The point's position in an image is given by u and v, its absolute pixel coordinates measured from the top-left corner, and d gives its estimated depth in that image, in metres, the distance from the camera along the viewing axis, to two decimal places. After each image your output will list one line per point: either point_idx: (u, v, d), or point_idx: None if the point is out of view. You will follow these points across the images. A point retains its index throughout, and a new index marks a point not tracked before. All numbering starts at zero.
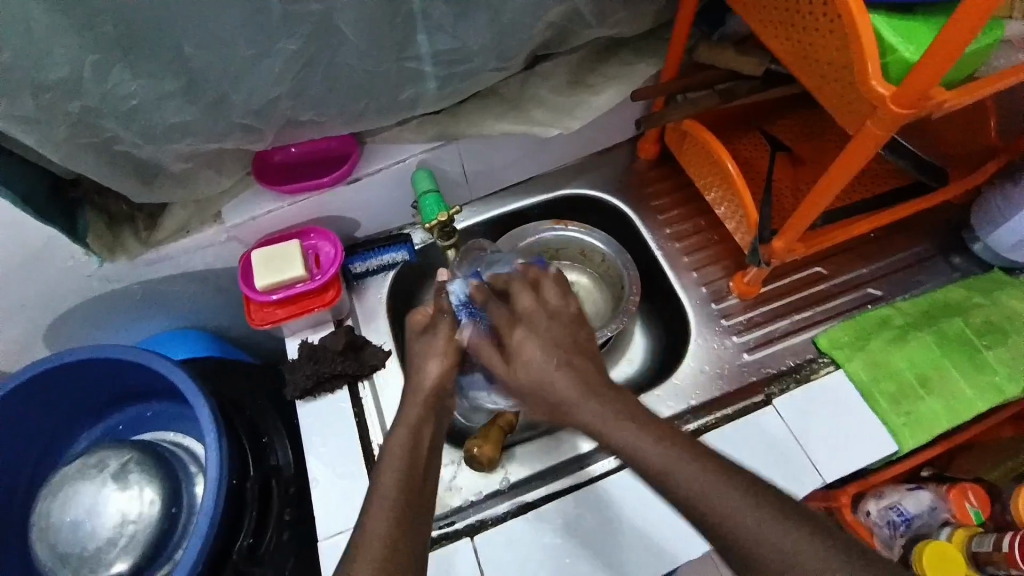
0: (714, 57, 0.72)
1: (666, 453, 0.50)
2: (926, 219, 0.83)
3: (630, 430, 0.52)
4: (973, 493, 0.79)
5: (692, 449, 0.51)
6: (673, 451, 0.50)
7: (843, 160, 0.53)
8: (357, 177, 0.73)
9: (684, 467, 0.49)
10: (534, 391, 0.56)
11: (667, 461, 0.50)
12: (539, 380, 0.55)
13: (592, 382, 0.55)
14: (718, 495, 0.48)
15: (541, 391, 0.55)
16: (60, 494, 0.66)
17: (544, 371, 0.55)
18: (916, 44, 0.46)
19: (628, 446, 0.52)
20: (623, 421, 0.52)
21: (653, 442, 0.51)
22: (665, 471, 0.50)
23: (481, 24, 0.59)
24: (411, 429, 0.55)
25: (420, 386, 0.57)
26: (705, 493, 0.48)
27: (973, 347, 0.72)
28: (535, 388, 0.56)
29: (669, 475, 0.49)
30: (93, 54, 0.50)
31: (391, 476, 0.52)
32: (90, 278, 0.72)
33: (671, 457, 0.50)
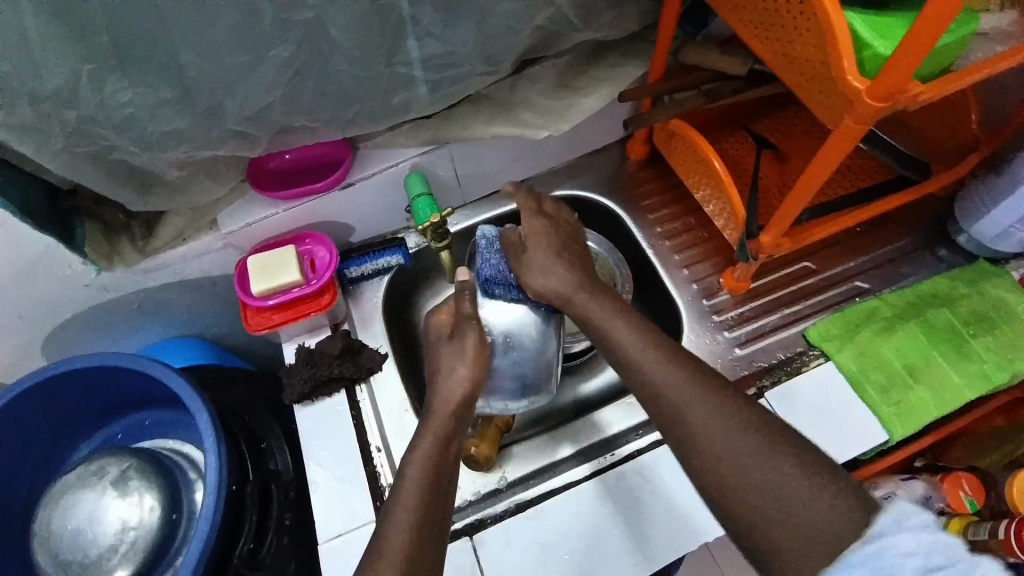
0: (702, 57, 0.73)
1: (641, 337, 0.58)
2: (911, 213, 0.85)
3: (610, 314, 0.60)
4: (967, 483, 0.80)
5: (667, 346, 0.57)
6: (648, 343, 0.58)
7: (824, 154, 0.54)
8: (351, 182, 0.74)
9: (655, 355, 0.56)
10: (535, 272, 0.65)
11: (643, 345, 0.57)
12: (540, 264, 0.65)
13: (584, 278, 0.64)
14: (687, 387, 0.54)
15: (539, 273, 0.65)
16: (61, 502, 0.66)
17: (547, 258, 0.65)
18: (889, 39, 0.48)
19: (607, 331, 0.60)
20: (603, 305, 0.61)
21: (628, 327, 0.59)
22: (635, 357, 0.57)
23: (468, 29, 0.61)
24: (437, 442, 0.57)
25: (445, 401, 0.60)
26: (669, 377, 0.55)
27: (960, 337, 0.74)
28: (537, 272, 0.65)
29: (637, 353, 0.57)
30: (87, 64, 0.51)
31: (410, 482, 0.54)
32: (87, 287, 0.72)
33: (644, 344, 0.57)
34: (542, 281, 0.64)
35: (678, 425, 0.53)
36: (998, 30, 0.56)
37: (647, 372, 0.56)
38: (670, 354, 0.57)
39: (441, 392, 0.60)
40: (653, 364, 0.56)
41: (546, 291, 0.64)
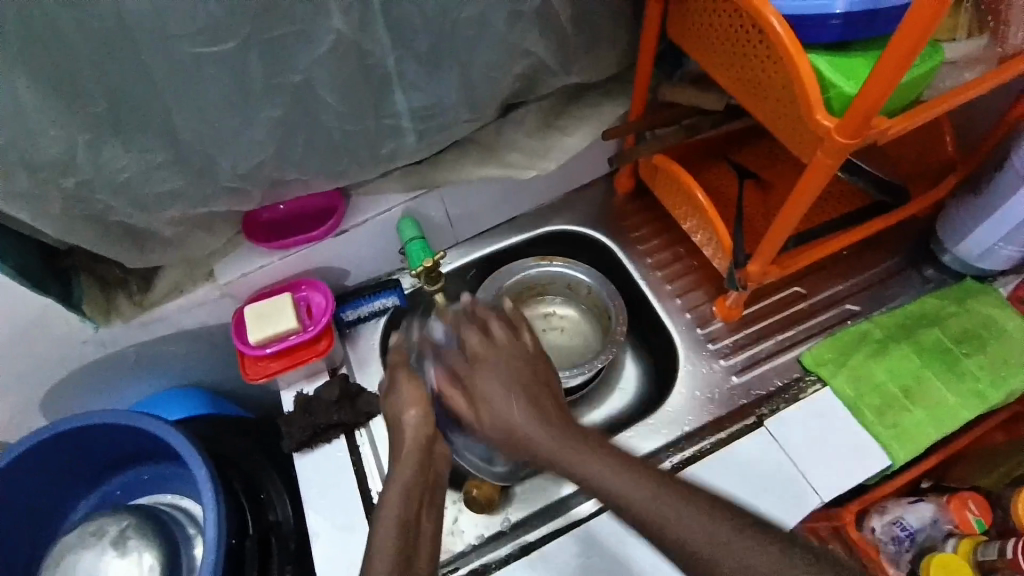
0: (677, 96, 0.76)
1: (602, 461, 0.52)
2: (894, 235, 0.87)
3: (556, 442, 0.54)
4: (974, 503, 0.78)
5: (619, 454, 0.53)
6: (615, 466, 0.52)
7: (801, 186, 0.56)
8: (345, 229, 0.76)
9: (610, 472, 0.52)
10: (486, 410, 0.59)
11: (603, 471, 0.52)
12: (488, 395, 0.59)
13: (536, 399, 0.58)
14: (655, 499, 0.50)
15: (499, 407, 0.58)
16: (61, 565, 0.66)
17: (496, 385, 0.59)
18: (855, 77, 0.50)
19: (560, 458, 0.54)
20: (545, 429, 0.55)
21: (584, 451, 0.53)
22: (588, 471, 0.52)
23: (451, 83, 0.64)
24: (413, 471, 0.56)
25: (408, 431, 0.58)
26: (633, 490, 0.50)
27: (952, 355, 0.74)
28: (489, 401, 0.59)
29: (594, 476, 0.52)
30: (87, 133, 0.53)
31: (388, 524, 0.53)
32: (85, 343, 0.73)
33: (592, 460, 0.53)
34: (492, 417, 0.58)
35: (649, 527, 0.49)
36: (964, 57, 0.58)
37: (613, 493, 0.51)
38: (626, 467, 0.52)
39: (404, 449, 0.58)
40: (610, 482, 0.51)
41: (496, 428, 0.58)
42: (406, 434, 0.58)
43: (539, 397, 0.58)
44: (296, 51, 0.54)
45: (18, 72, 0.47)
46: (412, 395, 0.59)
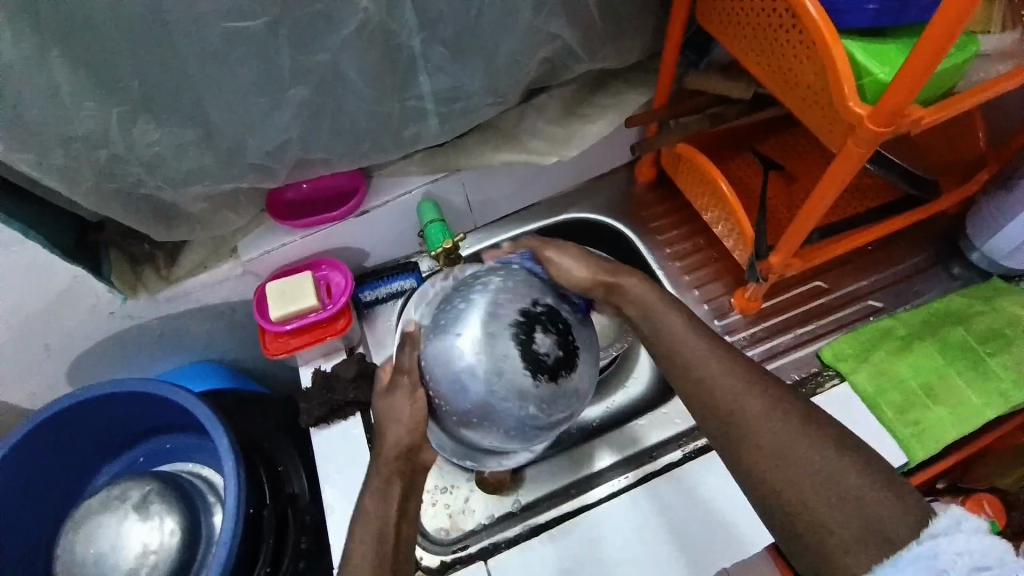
0: (703, 84, 0.76)
1: (689, 327, 0.60)
2: (921, 230, 0.85)
3: (652, 293, 0.63)
4: (988, 504, 0.76)
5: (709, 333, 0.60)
6: (703, 336, 0.59)
7: (829, 176, 0.55)
8: (366, 210, 0.76)
9: (704, 344, 0.58)
10: (568, 266, 0.63)
11: (668, 324, 0.61)
12: (581, 259, 0.64)
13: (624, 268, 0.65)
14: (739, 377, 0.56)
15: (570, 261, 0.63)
16: (85, 526, 0.68)
17: (574, 250, 0.64)
18: (888, 65, 0.49)
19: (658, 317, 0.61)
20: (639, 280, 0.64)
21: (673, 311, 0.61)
22: (667, 329, 0.60)
23: (476, 67, 0.64)
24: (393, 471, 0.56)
25: (392, 442, 0.56)
26: (724, 366, 0.56)
27: (976, 354, 0.73)
28: (565, 266, 0.63)
29: (688, 342, 0.59)
30: (119, 109, 0.54)
31: (364, 538, 0.54)
32: (114, 315, 0.75)
33: (686, 326, 0.60)
34: (579, 271, 0.63)
35: (724, 393, 0.55)
36: (1000, 49, 0.57)
37: (701, 358, 0.58)
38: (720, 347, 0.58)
39: (386, 453, 0.57)
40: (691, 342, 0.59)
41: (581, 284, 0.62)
42: (391, 451, 0.56)
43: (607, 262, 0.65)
44: (321, 30, 0.54)
45: (56, 48, 0.48)
46: (411, 404, 0.56)
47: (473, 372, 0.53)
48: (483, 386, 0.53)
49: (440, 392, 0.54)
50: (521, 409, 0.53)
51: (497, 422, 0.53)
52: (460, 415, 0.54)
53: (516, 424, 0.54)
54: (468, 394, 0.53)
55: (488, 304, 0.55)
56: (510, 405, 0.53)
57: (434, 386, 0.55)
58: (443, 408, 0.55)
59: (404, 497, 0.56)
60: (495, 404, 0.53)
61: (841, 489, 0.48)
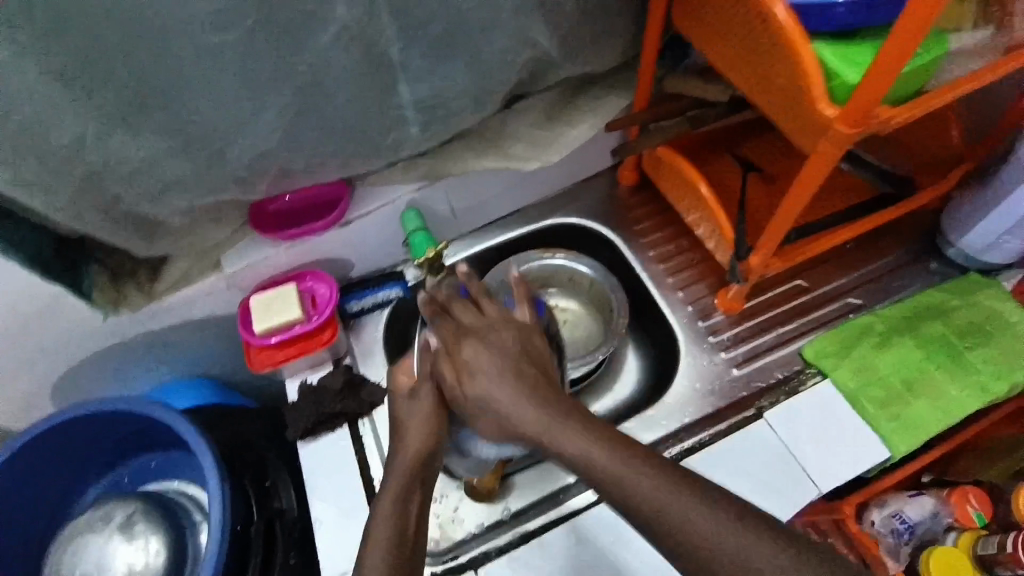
0: (681, 88, 0.77)
1: (620, 460, 0.50)
2: (899, 227, 0.86)
3: (567, 425, 0.51)
4: (974, 495, 0.78)
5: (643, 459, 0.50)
6: (635, 467, 0.49)
7: (804, 176, 0.56)
8: (349, 220, 0.77)
9: (642, 480, 0.49)
10: (482, 412, 0.54)
11: (589, 448, 0.50)
12: (493, 394, 0.53)
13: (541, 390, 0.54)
14: (694, 516, 0.47)
15: (480, 382, 0.54)
16: (70, 549, 0.67)
17: (493, 368, 0.54)
18: (856, 66, 0.50)
19: (580, 455, 0.50)
20: (552, 410, 0.52)
21: (597, 442, 0.51)
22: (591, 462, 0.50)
23: (456, 75, 0.64)
24: (407, 476, 0.55)
25: (408, 452, 0.56)
26: (671, 506, 0.48)
27: (956, 349, 0.74)
28: (482, 405, 0.54)
29: (625, 477, 0.49)
30: (96, 123, 0.54)
31: (379, 537, 0.52)
32: (96, 331, 0.74)
33: (615, 462, 0.49)
34: (494, 414, 0.54)
35: (681, 540, 0.47)
36: (970, 46, 0.57)
37: (643, 495, 0.48)
38: (662, 480, 0.49)
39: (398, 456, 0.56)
40: (626, 479, 0.49)
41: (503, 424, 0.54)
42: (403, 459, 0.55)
43: (527, 373, 0.55)
44: (301, 39, 0.55)
45: (33, 62, 0.48)
46: (428, 414, 0.57)
47: None
48: None
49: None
50: (519, 427, 0.64)
51: (493, 431, 0.64)
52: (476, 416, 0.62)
53: (509, 435, 0.65)
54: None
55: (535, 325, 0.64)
56: (516, 420, 0.64)
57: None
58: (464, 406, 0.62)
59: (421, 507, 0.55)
60: (508, 416, 0.63)
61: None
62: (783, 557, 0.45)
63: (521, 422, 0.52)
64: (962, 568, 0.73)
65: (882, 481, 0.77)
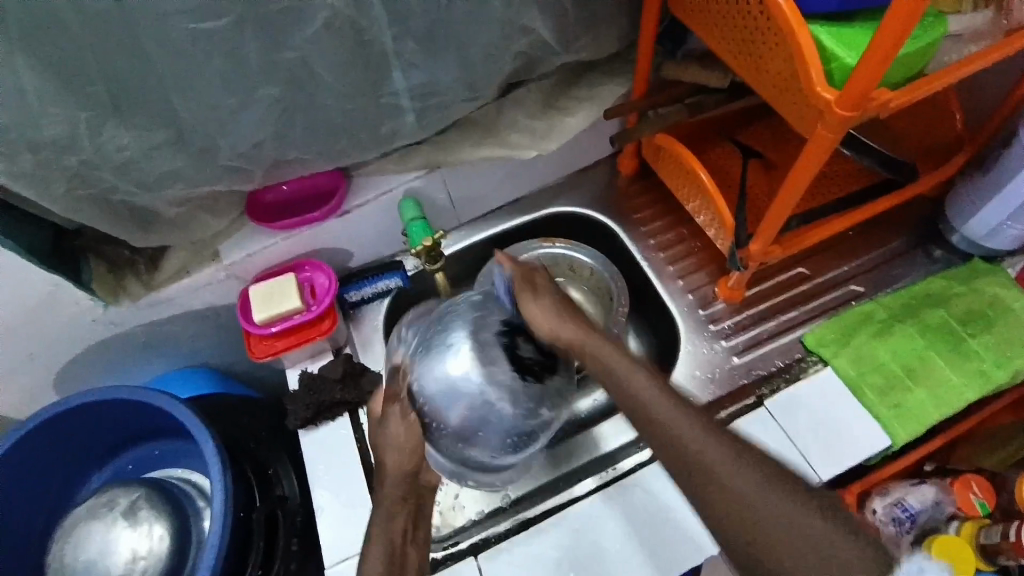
0: (680, 75, 0.76)
1: (656, 388, 0.56)
2: (901, 214, 0.85)
3: (615, 353, 0.58)
4: (977, 484, 0.77)
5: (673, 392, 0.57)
6: (673, 399, 0.56)
7: (801, 162, 0.55)
8: (347, 210, 0.77)
9: (671, 406, 0.55)
10: (546, 317, 0.59)
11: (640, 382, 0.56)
12: (559, 313, 0.60)
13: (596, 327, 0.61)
14: (712, 442, 0.54)
15: (546, 314, 0.59)
16: (74, 535, 0.68)
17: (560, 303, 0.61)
18: (854, 49, 0.49)
19: (623, 377, 0.57)
20: (606, 342, 0.59)
21: (641, 371, 0.57)
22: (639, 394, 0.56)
23: (449, 62, 0.64)
24: (400, 492, 0.59)
25: (392, 468, 0.58)
26: (695, 432, 0.54)
27: (957, 336, 0.74)
28: (547, 317, 0.59)
29: (668, 412, 0.55)
30: (87, 113, 0.54)
31: (377, 542, 0.57)
32: (96, 322, 0.75)
33: (653, 388, 0.56)
34: (554, 326, 0.59)
35: (696, 461, 0.53)
36: (973, 30, 0.57)
37: (681, 433, 0.54)
38: (690, 409, 0.56)
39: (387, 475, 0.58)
40: (658, 403, 0.55)
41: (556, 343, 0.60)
42: (391, 478, 0.58)
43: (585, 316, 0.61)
44: (291, 27, 0.54)
45: (21, 53, 0.48)
46: (408, 433, 0.57)
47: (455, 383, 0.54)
48: (467, 389, 0.54)
49: (435, 412, 0.55)
50: (508, 427, 0.56)
51: (483, 439, 0.56)
52: (456, 433, 0.56)
53: (503, 441, 0.57)
54: (472, 414, 0.55)
55: (471, 325, 0.57)
56: (500, 423, 0.56)
57: (428, 408, 0.55)
58: (438, 427, 0.56)
59: (412, 518, 0.60)
60: (490, 421, 0.56)
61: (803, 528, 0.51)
62: (795, 498, 0.52)
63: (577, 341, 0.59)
64: (967, 555, 0.71)
65: (883, 468, 0.77)
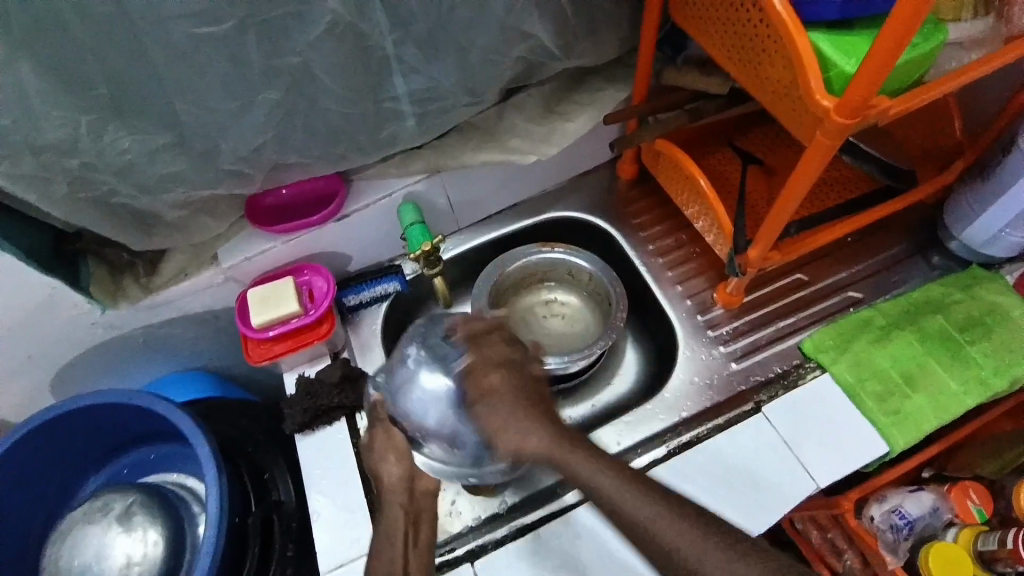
0: (678, 81, 0.77)
1: (632, 490, 0.50)
2: (900, 221, 0.85)
3: (585, 458, 0.51)
4: (975, 491, 0.77)
5: (646, 482, 0.51)
6: (652, 500, 0.49)
7: (800, 168, 0.55)
8: (346, 214, 0.76)
9: (645, 502, 0.49)
10: (506, 432, 0.53)
11: (618, 488, 0.50)
12: (519, 421, 0.53)
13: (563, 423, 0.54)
14: (690, 541, 0.47)
15: (505, 427, 0.53)
16: (68, 540, 0.67)
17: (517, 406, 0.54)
18: (853, 56, 0.49)
19: (594, 485, 0.50)
20: (576, 449, 0.52)
21: (612, 473, 0.51)
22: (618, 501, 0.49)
23: (450, 67, 0.64)
24: (401, 502, 0.61)
25: (391, 481, 0.61)
26: (676, 534, 0.47)
27: (956, 343, 0.74)
28: (508, 427, 0.53)
29: (649, 520, 0.48)
30: (88, 116, 0.54)
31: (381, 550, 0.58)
32: (93, 325, 0.75)
33: (626, 490, 0.49)
34: (517, 439, 0.53)
35: (681, 571, 0.47)
36: (969, 38, 0.57)
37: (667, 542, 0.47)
38: (669, 506, 0.49)
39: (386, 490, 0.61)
40: (631, 504, 0.49)
41: (524, 454, 0.53)
42: (389, 486, 0.61)
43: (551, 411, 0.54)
44: (291, 31, 0.54)
45: (22, 56, 0.48)
46: (394, 444, 0.62)
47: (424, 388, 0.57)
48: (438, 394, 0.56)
49: (413, 420, 0.57)
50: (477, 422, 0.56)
51: (461, 438, 0.57)
52: (433, 437, 0.57)
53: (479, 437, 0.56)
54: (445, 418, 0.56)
55: (419, 334, 0.60)
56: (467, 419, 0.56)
57: (401, 419, 0.59)
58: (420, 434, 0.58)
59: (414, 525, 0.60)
60: (458, 419, 0.56)
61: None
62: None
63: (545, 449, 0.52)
64: (964, 562, 0.71)
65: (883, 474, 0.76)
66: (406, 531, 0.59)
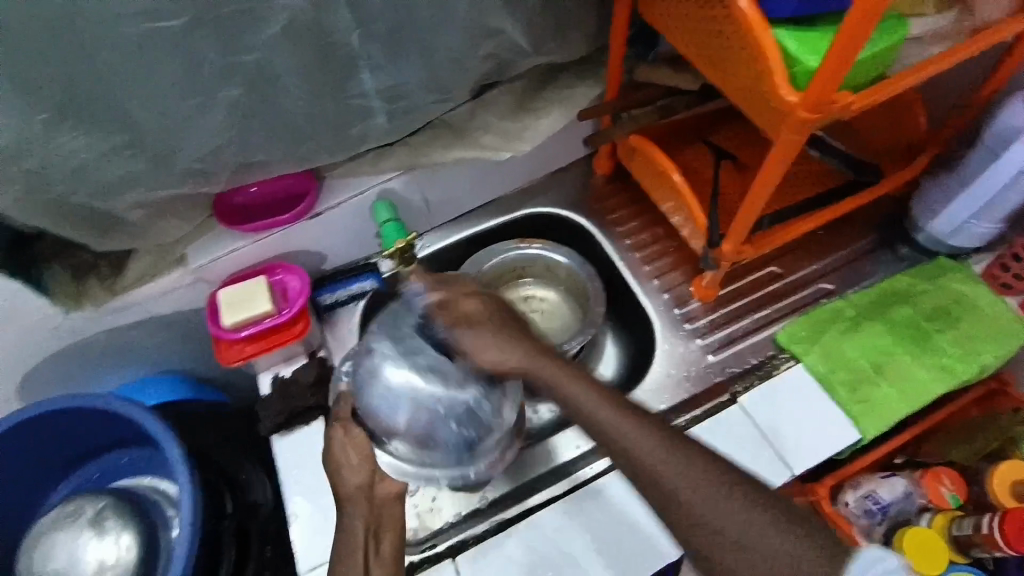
0: (651, 76, 0.77)
1: (608, 405, 0.55)
2: (868, 214, 0.87)
3: (567, 375, 0.57)
4: (947, 477, 0.78)
5: (594, 379, 0.58)
6: (615, 405, 0.55)
7: (769, 162, 0.56)
8: (318, 212, 0.76)
9: (609, 410, 0.54)
10: (484, 349, 0.58)
11: (589, 398, 0.56)
12: (495, 347, 0.58)
13: (536, 343, 0.60)
14: (655, 452, 0.52)
15: (486, 350, 0.58)
16: (41, 545, 0.66)
17: (496, 330, 0.60)
18: (816, 52, 0.50)
19: (565, 392, 0.56)
20: (560, 366, 0.58)
21: (578, 381, 0.57)
22: (588, 411, 0.55)
23: (417, 63, 0.63)
24: (369, 505, 0.59)
25: (348, 485, 0.59)
26: (644, 447, 0.52)
27: (924, 332, 0.75)
28: (488, 347, 0.58)
29: (621, 431, 0.53)
30: (42, 115, 0.52)
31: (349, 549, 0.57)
32: (58, 329, 0.73)
33: (591, 396, 0.56)
34: (499, 356, 0.58)
35: (642, 473, 0.52)
36: (936, 31, 0.58)
37: (633, 450, 0.53)
38: (641, 418, 0.54)
39: (348, 504, 0.59)
40: (603, 415, 0.54)
41: (506, 371, 0.58)
42: (348, 494, 0.59)
43: (524, 337, 0.60)
44: (251, 26, 0.53)
45: None
46: (357, 444, 0.59)
47: (374, 371, 0.57)
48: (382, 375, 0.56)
49: (375, 417, 0.56)
50: (453, 421, 0.56)
51: (434, 439, 0.56)
52: (402, 436, 0.56)
53: (456, 438, 0.56)
54: (402, 414, 0.55)
55: (388, 327, 0.59)
56: (441, 418, 0.56)
57: (369, 418, 0.57)
58: (382, 432, 0.57)
59: (375, 532, 0.58)
60: (430, 417, 0.55)
61: (692, 490, 0.50)
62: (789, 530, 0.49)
63: (506, 354, 0.58)
64: (938, 547, 0.74)
65: (859, 460, 0.77)
66: (366, 541, 0.57)
